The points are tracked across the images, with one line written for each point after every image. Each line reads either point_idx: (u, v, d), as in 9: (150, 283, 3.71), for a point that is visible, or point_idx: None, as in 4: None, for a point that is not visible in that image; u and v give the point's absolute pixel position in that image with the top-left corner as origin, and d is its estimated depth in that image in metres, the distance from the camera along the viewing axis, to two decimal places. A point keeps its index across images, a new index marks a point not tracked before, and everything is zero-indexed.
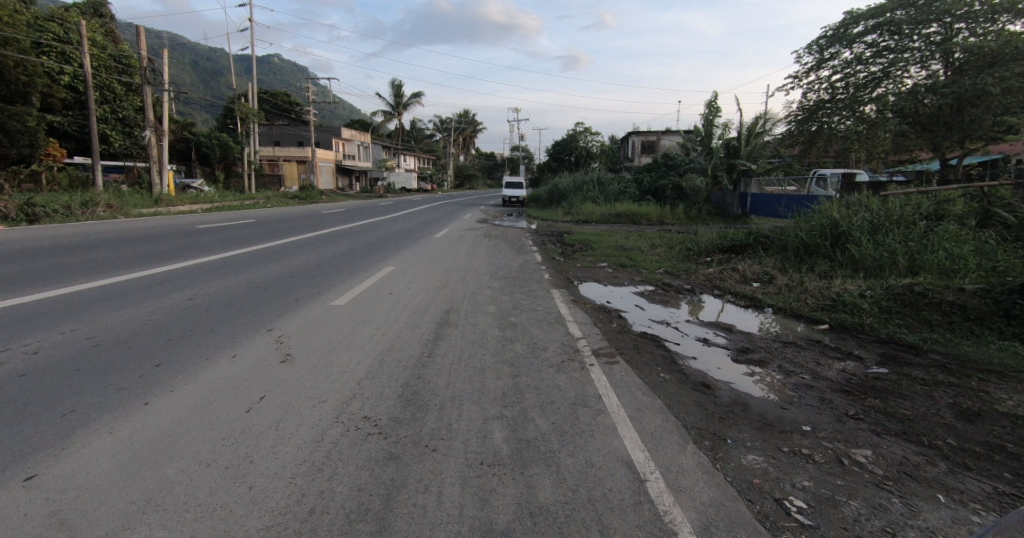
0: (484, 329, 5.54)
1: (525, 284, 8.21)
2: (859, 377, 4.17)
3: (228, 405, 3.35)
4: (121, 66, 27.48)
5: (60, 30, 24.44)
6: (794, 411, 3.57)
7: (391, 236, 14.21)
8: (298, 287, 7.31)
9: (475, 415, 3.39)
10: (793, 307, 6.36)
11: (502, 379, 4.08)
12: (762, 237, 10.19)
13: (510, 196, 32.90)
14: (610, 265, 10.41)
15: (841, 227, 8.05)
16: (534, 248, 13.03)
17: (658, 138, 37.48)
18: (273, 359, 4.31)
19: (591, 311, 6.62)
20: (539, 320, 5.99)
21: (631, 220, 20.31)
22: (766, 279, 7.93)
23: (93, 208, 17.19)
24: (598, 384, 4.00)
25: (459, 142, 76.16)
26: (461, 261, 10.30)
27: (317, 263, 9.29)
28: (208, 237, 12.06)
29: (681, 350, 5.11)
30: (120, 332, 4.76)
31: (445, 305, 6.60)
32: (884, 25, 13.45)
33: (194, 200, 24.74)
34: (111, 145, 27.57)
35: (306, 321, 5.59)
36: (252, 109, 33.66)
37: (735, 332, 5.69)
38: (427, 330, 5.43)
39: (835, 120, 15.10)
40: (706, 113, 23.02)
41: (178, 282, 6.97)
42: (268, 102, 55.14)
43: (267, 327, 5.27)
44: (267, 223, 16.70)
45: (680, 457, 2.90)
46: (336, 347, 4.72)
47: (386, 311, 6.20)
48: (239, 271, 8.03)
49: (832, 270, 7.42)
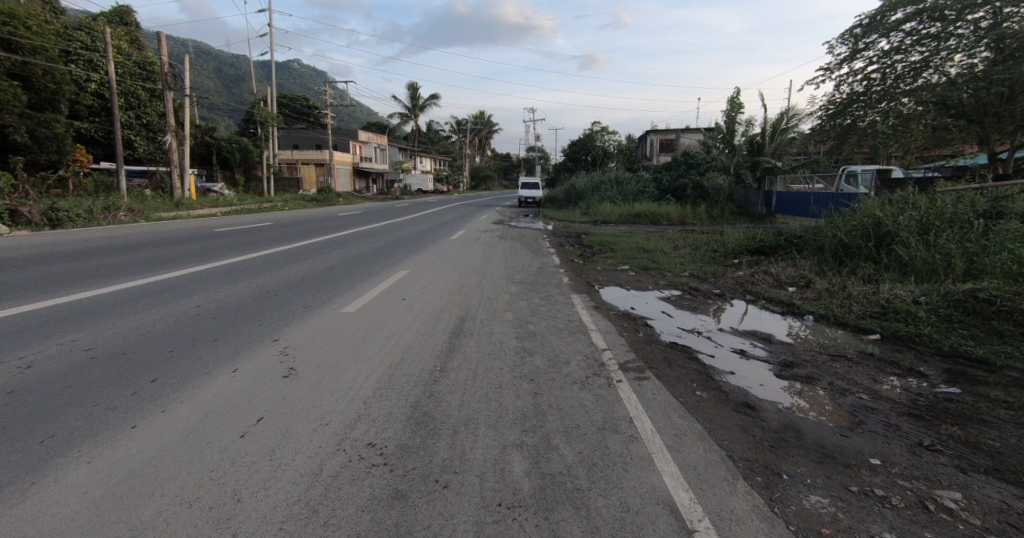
0: (501, 339, 5.19)
1: (543, 289, 7.82)
2: (927, 398, 3.73)
3: (220, 429, 3.03)
4: (146, 73, 27.76)
5: (86, 38, 24.76)
6: (857, 440, 3.13)
7: (406, 238, 13.93)
8: (310, 293, 7.03)
9: (492, 442, 3.02)
10: (838, 315, 5.87)
11: (521, 398, 3.71)
12: (794, 237, 9.69)
13: (526, 196, 32.52)
14: (633, 267, 9.96)
15: (885, 227, 7.54)
16: (552, 250, 12.61)
17: (676, 137, 36.78)
18: (276, 373, 4.00)
19: (615, 318, 6.22)
20: (560, 329, 5.61)
21: (651, 220, 19.80)
22: (803, 283, 7.44)
23: (114, 212, 17.22)
24: (628, 405, 3.60)
25: (475, 144, 76.11)
26: (477, 265, 9.96)
27: (330, 267, 9.01)
28: (222, 241, 11.91)
29: (717, 363, 4.67)
30: (120, 343, 4.51)
31: (460, 312, 6.25)
32: (924, 12, 12.73)
33: (213, 204, 24.81)
34: (136, 150, 27.90)
35: (315, 330, 5.28)
36: (271, 112, 33.90)
37: (774, 342, 5.26)
38: (440, 340, 5.08)
39: (869, 113, 14.43)
40: (727, 109, 22.40)
41: (188, 288, 6.75)
42: (286, 106, 55.62)
43: (273, 337, 4.97)
44: (284, 226, 16.56)
45: (732, 499, 2.50)
46: (344, 361, 4.39)
47: (398, 319, 5.86)
48: (251, 277, 7.77)
49: (876, 274, 6.90)
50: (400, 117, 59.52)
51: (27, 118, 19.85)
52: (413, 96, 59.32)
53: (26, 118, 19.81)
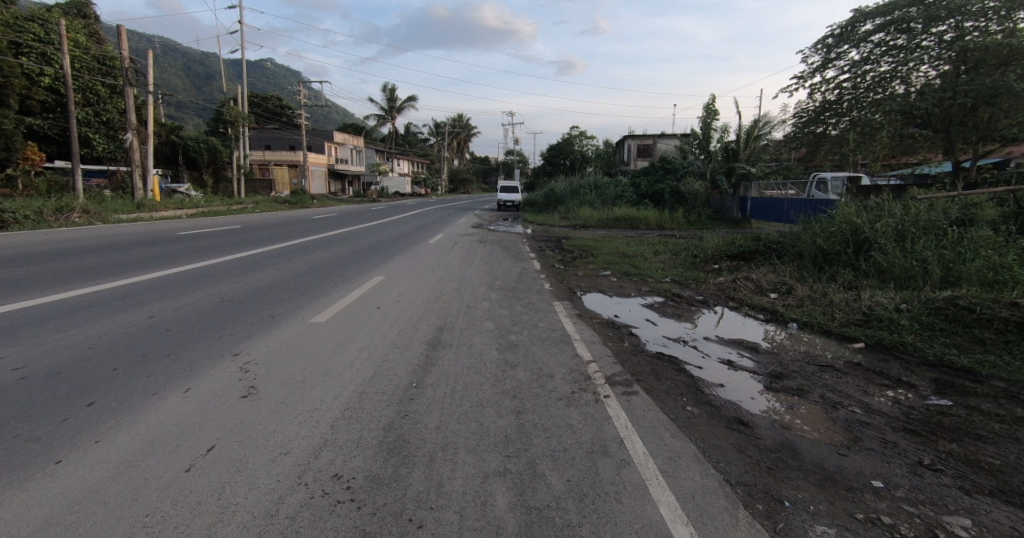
0: (482, 350, 4.94)
1: (524, 296, 7.59)
2: (920, 411, 3.61)
3: (164, 462, 2.71)
4: (106, 68, 26.69)
5: (41, 31, 23.71)
6: (856, 459, 2.98)
7: (382, 243, 13.58)
8: (277, 301, 6.67)
9: (472, 471, 2.76)
10: (821, 322, 5.78)
11: (503, 417, 3.47)
12: (773, 243, 9.69)
13: (505, 200, 32.29)
14: (613, 273, 9.83)
15: (863, 233, 7.52)
16: (532, 255, 12.42)
17: (653, 142, 37.05)
18: (234, 393, 3.68)
19: (598, 327, 6.03)
20: (542, 339, 5.39)
21: (630, 224, 19.82)
22: (784, 289, 7.37)
23: (68, 214, 16.38)
24: (618, 424, 3.40)
25: (452, 146, 75.66)
26: (454, 270, 9.68)
27: (300, 273, 8.62)
28: (188, 245, 11.43)
29: (705, 375, 4.51)
30: (58, 360, 4.11)
31: (437, 322, 5.97)
32: (891, 24, 12.95)
33: (179, 205, 23.93)
34: (94, 149, 26.78)
35: (280, 343, 4.95)
36: (241, 112, 33.04)
37: (761, 351, 5.12)
38: (417, 353, 4.80)
39: (839, 121, 14.68)
40: (703, 116, 22.61)
41: (143, 297, 6.33)
42: (258, 106, 54.42)
43: (233, 352, 4.62)
44: (254, 229, 16.02)
45: (733, 533, 2.31)
46: (310, 377, 4.08)
47: (371, 330, 5.55)
48: (214, 284, 7.36)
49: (856, 281, 6.87)
50: (376, 119, 58.73)
51: None
52: (389, 98, 58.61)
53: None
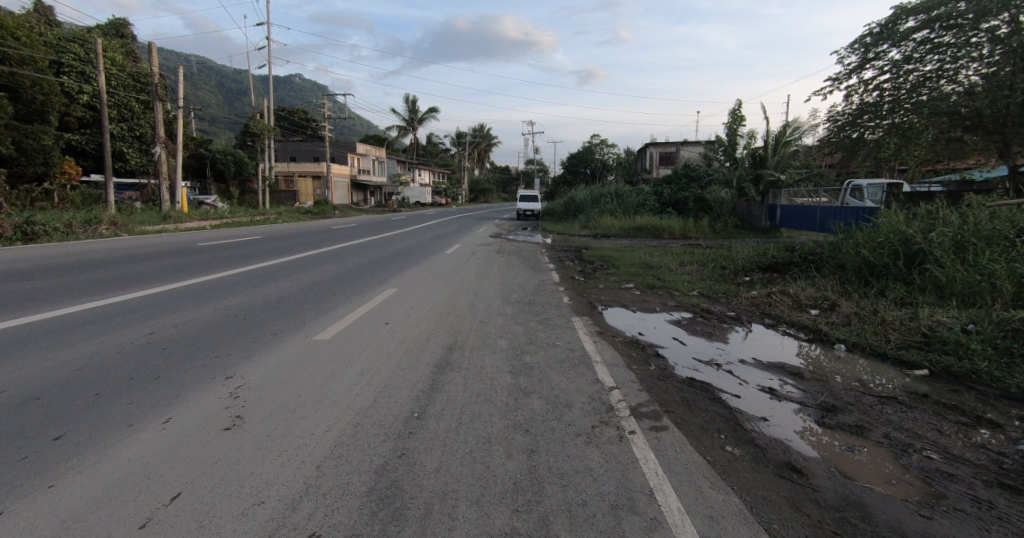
0: (492, 374, 4.51)
1: (542, 311, 7.14)
2: (1012, 459, 3.06)
3: (120, 516, 2.38)
4: (139, 85, 27.22)
5: (80, 50, 24.31)
6: (944, 523, 2.46)
7: (398, 253, 13.28)
8: (281, 316, 6.32)
9: (474, 532, 2.36)
10: (874, 345, 5.23)
11: (513, 458, 3.04)
12: (809, 254, 9.10)
13: (525, 209, 31.88)
14: (637, 285, 9.31)
15: (916, 244, 6.94)
16: (551, 265, 11.96)
17: (676, 150, 36.35)
18: (216, 423, 3.32)
19: (622, 346, 5.55)
20: (560, 360, 4.94)
21: (653, 233, 19.22)
22: (827, 306, 6.77)
23: (96, 226, 16.49)
24: (647, 468, 2.93)
25: (473, 156, 75.94)
26: (470, 282, 9.29)
27: (311, 285, 8.32)
28: (205, 255, 11.27)
29: (745, 406, 4.00)
30: (38, 384, 3.82)
31: (447, 340, 5.56)
32: (936, 21, 12.28)
33: (204, 217, 24.11)
34: (127, 163, 27.34)
35: (278, 363, 4.58)
36: (266, 125, 33.53)
37: (808, 378, 4.58)
38: (423, 377, 4.38)
39: (879, 125, 13.94)
40: (728, 122, 21.96)
41: (147, 311, 6.08)
42: (284, 119, 55.52)
43: (226, 372, 4.28)
44: (274, 239, 15.92)
45: None
46: (304, 404, 3.70)
47: (376, 349, 5.16)
48: (222, 297, 7.09)
49: (909, 297, 6.26)
50: (398, 130, 59.20)
51: (13, 130, 19.35)
52: (410, 109, 59.08)
53: (13, 129, 19.33)
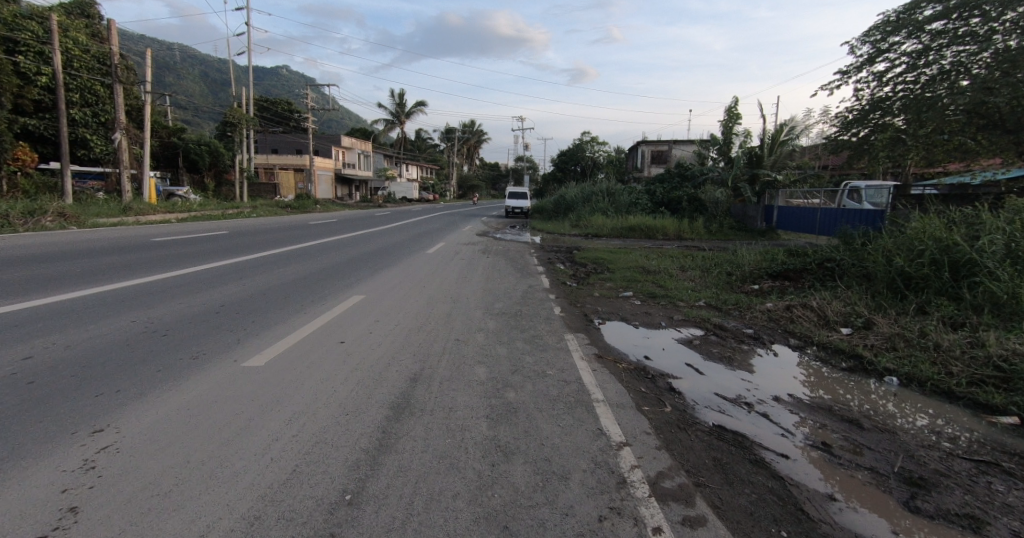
0: (465, 421, 3.43)
1: (528, 325, 6.06)
2: None
3: None
4: (105, 68, 25.52)
5: (38, 29, 22.50)
6: None
7: (372, 252, 12.04)
8: (213, 332, 5.14)
9: None
10: (938, 381, 4.35)
11: None
12: (826, 261, 8.16)
13: (513, 206, 30.69)
14: (635, 294, 8.27)
15: (965, 254, 6.01)
16: (539, 269, 10.86)
17: (668, 148, 35.50)
18: (35, 524, 2.20)
19: (628, 376, 4.50)
20: (552, 399, 3.87)
21: (646, 234, 18.28)
22: (861, 323, 5.80)
23: (39, 217, 14.99)
24: None
25: (462, 153, 74.71)
26: (448, 288, 8.16)
27: (264, 291, 7.15)
28: (152, 253, 9.99)
29: (804, 474, 3.00)
30: None
31: (411, 368, 4.45)
32: (956, 9, 11.44)
33: (170, 209, 22.54)
34: (91, 150, 25.67)
35: (179, 405, 3.42)
36: (244, 115, 31.95)
37: (869, 429, 3.61)
38: (371, 426, 3.30)
39: (890, 123, 13.21)
40: (724, 119, 21.15)
41: (34, 327, 4.81)
42: (267, 111, 54.25)
43: (96, 422, 3.09)
44: (240, 235, 14.57)
45: None
46: (185, 479, 2.57)
47: (319, 381, 4.02)
48: (145, 308, 5.83)
49: (962, 316, 5.37)
50: (384, 124, 57.68)
51: None
52: (397, 103, 57.58)
53: None
